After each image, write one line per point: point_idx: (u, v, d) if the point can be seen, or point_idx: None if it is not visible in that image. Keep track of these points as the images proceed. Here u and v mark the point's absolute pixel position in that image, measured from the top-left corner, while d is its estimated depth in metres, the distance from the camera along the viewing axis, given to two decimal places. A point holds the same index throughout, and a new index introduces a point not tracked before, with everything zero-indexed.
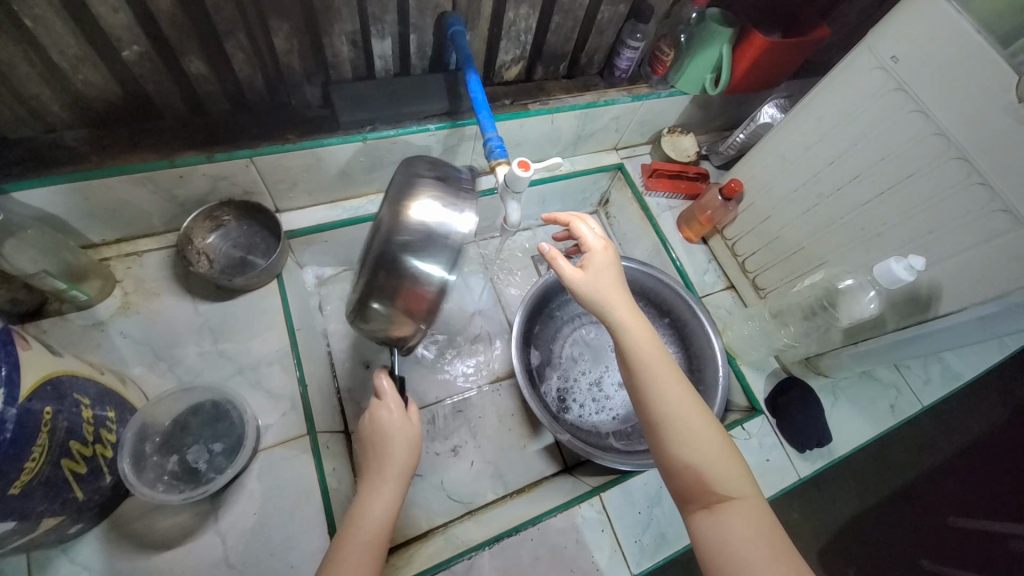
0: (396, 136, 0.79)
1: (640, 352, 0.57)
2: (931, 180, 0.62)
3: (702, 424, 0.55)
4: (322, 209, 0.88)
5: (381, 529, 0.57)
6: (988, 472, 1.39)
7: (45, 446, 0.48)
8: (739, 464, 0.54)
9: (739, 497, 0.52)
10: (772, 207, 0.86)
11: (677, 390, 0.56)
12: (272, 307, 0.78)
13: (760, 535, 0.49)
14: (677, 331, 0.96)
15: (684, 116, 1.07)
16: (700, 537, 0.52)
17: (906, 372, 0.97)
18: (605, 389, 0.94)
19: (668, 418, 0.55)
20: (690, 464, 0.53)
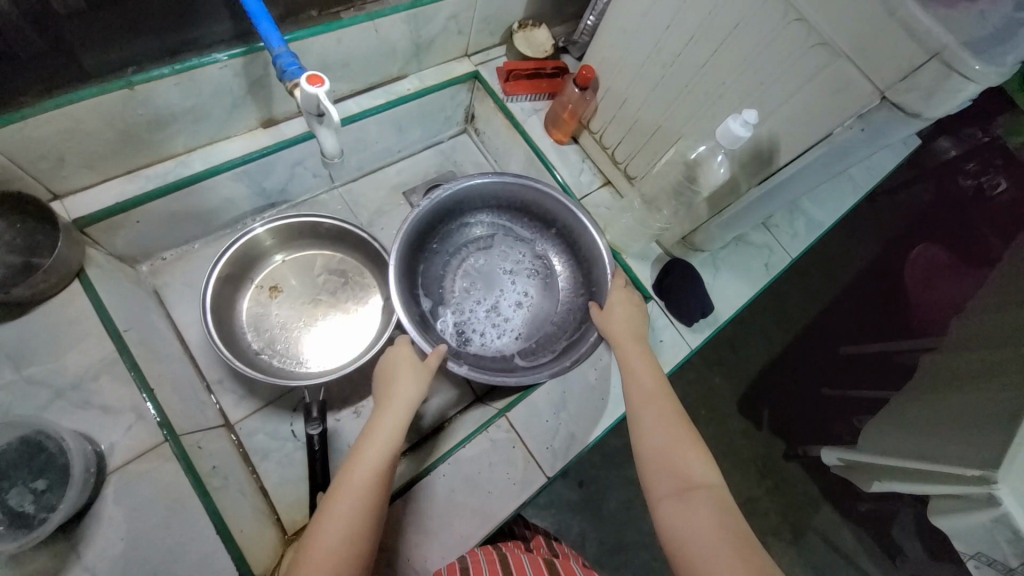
0: (175, 75, 0.64)
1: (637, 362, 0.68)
2: (755, 25, 0.60)
3: (676, 419, 0.60)
4: (117, 185, 0.73)
5: (381, 470, 0.55)
6: (873, 301, 1.57)
7: None
8: (709, 460, 0.57)
9: (707, 485, 0.54)
10: (626, 89, 0.82)
11: (662, 394, 0.63)
12: (84, 312, 0.65)
13: (724, 523, 0.50)
14: (565, 243, 0.94)
15: (531, 5, 0.97)
16: (667, 522, 0.53)
17: (776, 231, 1.03)
18: (508, 312, 0.91)
19: (648, 414, 0.61)
20: (661, 445, 0.58)
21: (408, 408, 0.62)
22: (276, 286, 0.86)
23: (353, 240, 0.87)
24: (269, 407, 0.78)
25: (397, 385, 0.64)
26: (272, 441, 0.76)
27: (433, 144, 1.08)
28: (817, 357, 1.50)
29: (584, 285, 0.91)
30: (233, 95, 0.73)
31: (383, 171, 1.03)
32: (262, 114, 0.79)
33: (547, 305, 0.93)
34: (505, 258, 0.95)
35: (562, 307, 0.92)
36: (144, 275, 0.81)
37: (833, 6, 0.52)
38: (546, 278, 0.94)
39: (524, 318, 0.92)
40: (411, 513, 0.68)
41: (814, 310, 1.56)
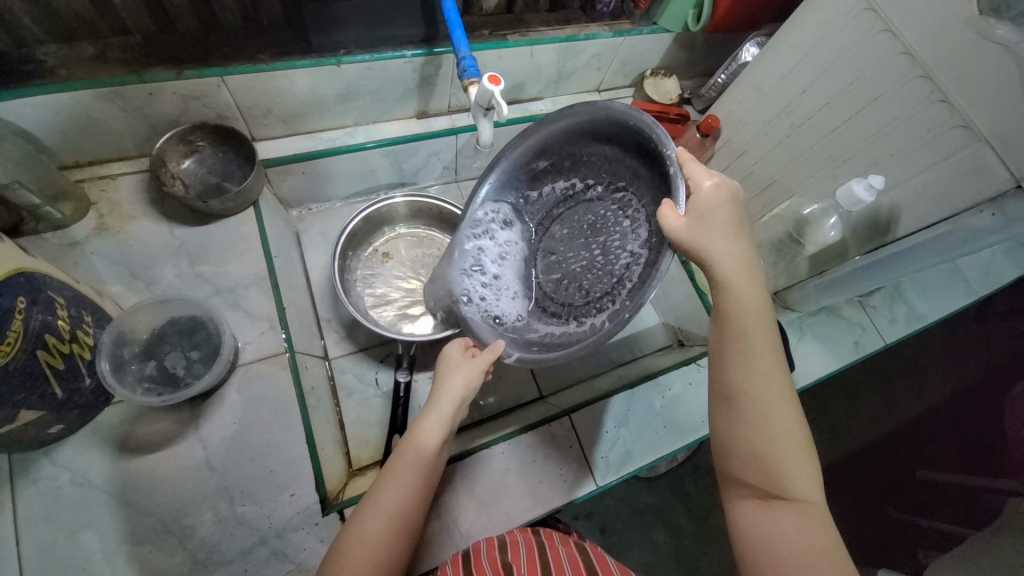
0: (371, 61, 0.78)
1: (738, 315, 0.52)
2: (896, 100, 0.63)
3: (782, 409, 0.51)
4: (298, 140, 0.88)
5: (427, 455, 0.61)
6: (964, 428, 1.42)
7: (19, 334, 0.51)
8: (812, 465, 0.51)
9: (804, 497, 0.50)
10: (747, 142, 0.87)
11: (766, 371, 0.52)
12: (249, 233, 0.79)
13: (812, 541, 0.48)
14: (594, 158, 0.65)
15: (667, 56, 1.06)
16: (742, 518, 0.52)
17: (871, 311, 1.01)
18: (557, 273, 0.69)
19: (747, 399, 0.52)
20: (758, 443, 0.51)
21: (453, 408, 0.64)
22: (388, 253, 0.97)
23: None
24: (362, 354, 0.87)
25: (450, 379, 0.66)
26: (357, 383, 0.85)
27: None
28: (891, 465, 1.40)
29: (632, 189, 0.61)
30: (405, 86, 0.86)
31: None
32: (420, 106, 0.92)
33: (606, 242, 0.64)
34: (538, 218, 0.71)
35: (621, 239, 0.63)
36: (292, 218, 0.95)
37: (982, 93, 0.55)
38: (596, 214, 0.66)
39: (581, 271, 0.66)
40: (465, 476, 0.73)
41: (894, 419, 1.47)
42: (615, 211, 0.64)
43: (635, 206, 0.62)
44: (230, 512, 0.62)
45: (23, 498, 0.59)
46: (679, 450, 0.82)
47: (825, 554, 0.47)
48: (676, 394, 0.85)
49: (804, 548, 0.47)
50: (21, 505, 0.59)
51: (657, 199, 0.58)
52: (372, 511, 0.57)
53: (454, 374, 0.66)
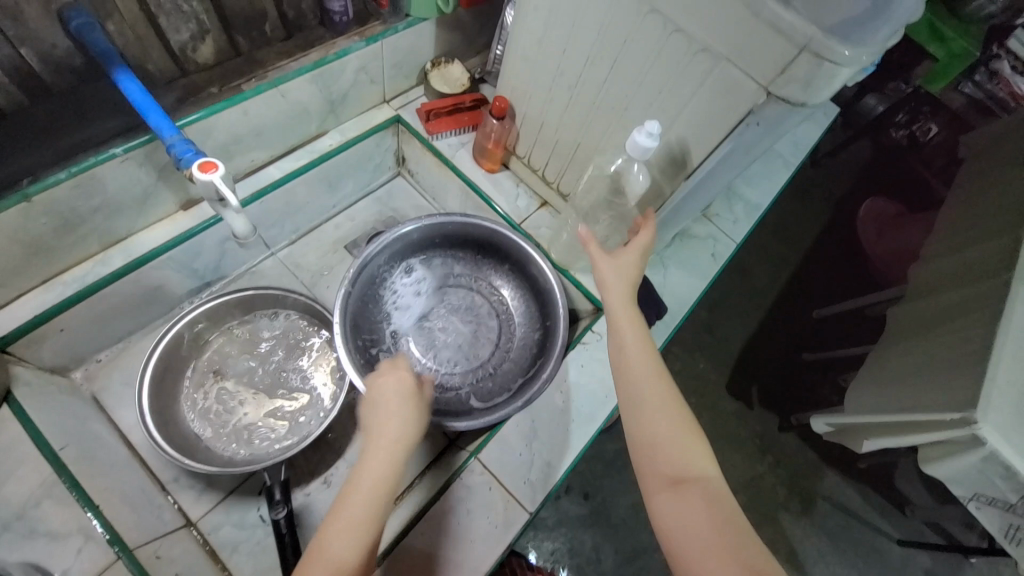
0: (71, 176, 0.62)
1: (633, 339, 0.62)
2: (641, 40, 0.61)
3: (671, 413, 0.58)
4: (34, 297, 0.70)
5: (350, 540, 0.50)
6: (835, 261, 1.61)
7: None
8: (705, 449, 0.57)
9: (704, 479, 0.55)
10: (538, 113, 0.83)
11: (661, 383, 0.60)
12: (11, 439, 0.62)
13: (716, 517, 0.52)
14: (494, 270, 0.94)
15: (439, 43, 0.99)
16: (660, 512, 0.54)
17: (717, 219, 1.06)
18: (433, 345, 0.90)
19: (644, 404, 0.59)
20: (654, 434, 0.57)
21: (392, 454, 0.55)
22: (221, 368, 0.84)
23: (297, 303, 0.86)
24: (233, 497, 0.76)
25: (389, 411, 0.58)
26: (239, 532, 0.74)
27: (368, 193, 1.07)
28: (788, 327, 1.53)
29: (518, 312, 0.92)
30: (143, 185, 0.71)
31: (321, 228, 1.02)
32: (179, 197, 0.78)
33: (486, 327, 0.92)
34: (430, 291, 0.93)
35: (499, 332, 0.92)
36: (77, 383, 0.79)
37: (705, 15, 0.54)
38: (483, 302, 0.94)
39: (464, 345, 0.90)
40: None
41: (779, 282, 1.59)
42: (497, 316, 0.93)
43: (514, 319, 0.92)
44: None
45: None
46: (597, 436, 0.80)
47: (732, 534, 0.51)
48: (573, 382, 0.83)
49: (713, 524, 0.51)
50: None
51: (537, 323, 0.90)
52: None
53: (388, 417, 0.57)
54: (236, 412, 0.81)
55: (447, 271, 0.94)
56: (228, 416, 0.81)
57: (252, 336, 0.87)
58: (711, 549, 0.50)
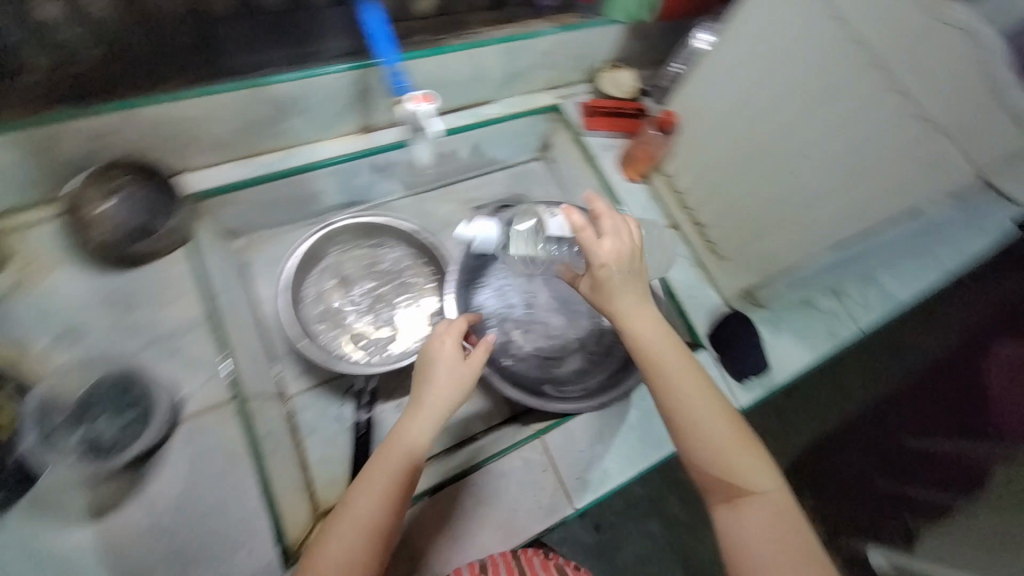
0: (299, 79, 0.72)
1: (668, 365, 0.61)
2: (852, 91, 0.61)
3: (723, 426, 0.59)
4: (231, 167, 0.82)
5: (399, 467, 0.61)
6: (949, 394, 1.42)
7: None
8: (764, 462, 0.59)
9: (761, 489, 0.58)
10: (702, 137, 0.85)
11: (713, 405, 0.60)
12: (183, 274, 0.73)
13: (772, 527, 0.57)
14: None
15: (620, 47, 1.02)
16: (721, 525, 0.59)
17: (848, 300, 0.99)
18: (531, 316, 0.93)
19: (697, 423, 0.59)
20: (712, 456, 0.59)
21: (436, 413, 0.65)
22: (343, 279, 0.93)
23: (421, 244, 0.94)
24: (322, 389, 0.85)
25: (434, 379, 0.66)
26: (319, 420, 0.83)
27: (507, 167, 1.09)
28: (875, 436, 1.38)
29: None
30: (342, 101, 0.81)
31: (456, 185, 1.08)
32: (361, 121, 0.87)
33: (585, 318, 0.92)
34: None
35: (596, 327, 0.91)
36: (237, 247, 0.89)
37: (935, 83, 0.54)
38: None
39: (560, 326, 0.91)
40: (436, 514, 0.70)
41: (881, 388, 1.44)
42: None
43: None
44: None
45: None
46: (658, 462, 0.80)
47: (787, 540, 0.56)
48: (652, 406, 0.82)
49: (772, 534, 0.56)
50: None
51: None
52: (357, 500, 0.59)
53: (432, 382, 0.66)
54: (346, 316, 0.91)
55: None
56: (339, 317, 0.90)
57: (376, 260, 0.95)
58: (770, 557, 0.55)
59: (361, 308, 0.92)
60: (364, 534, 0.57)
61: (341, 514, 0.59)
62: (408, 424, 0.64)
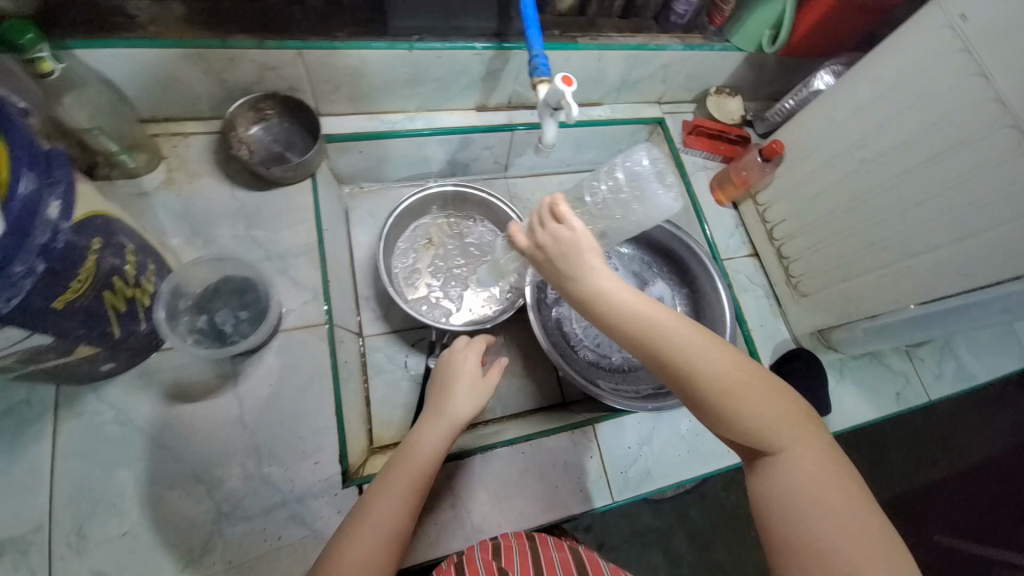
0: (442, 50, 0.79)
1: (667, 334, 0.48)
2: (983, 147, 0.61)
3: (735, 372, 0.47)
4: (360, 119, 0.89)
5: (422, 465, 0.60)
6: (989, 497, 1.32)
7: (90, 273, 0.50)
8: (793, 412, 0.48)
9: (796, 445, 0.47)
10: (808, 173, 0.86)
11: (727, 365, 0.47)
12: (304, 204, 0.80)
13: (821, 489, 0.45)
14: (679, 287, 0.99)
15: (734, 76, 1.04)
16: (762, 495, 0.48)
17: (919, 364, 0.97)
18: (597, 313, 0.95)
19: (711, 393, 0.47)
20: (738, 419, 0.47)
21: (455, 425, 0.65)
22: (432, 240, 0.96)
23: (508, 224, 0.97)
24: (397, 336, 0.88)
25: (455, 390, 0.66)
26: (387, 364, 0.86)
27: (598, 169, 1.16)
28: (928, 521, 1.29)
29: None
30: (471, 77, 0.86)
31: (547, 177, 1.12)
32: (480, 99, 0.93)
33: None
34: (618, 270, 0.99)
35: None
36: (343, 193, 0.96)
37: None
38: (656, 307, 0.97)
39: None
40: (486, 473, 0.73)
41: (945, 471, 1.34)
42: None
43: None
44: (257, 470, 0.65)
45: (64, 429, 0.62)
46: (702, 476, 0.81)
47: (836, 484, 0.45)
48: None
49: (822, 498, 0.44)
50: (65, 436, 0.62)
51: None
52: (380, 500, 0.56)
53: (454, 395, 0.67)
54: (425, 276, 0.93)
55: (644, 260, 1.01)
56: (418, 275, 0.93)
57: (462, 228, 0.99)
58: (819, 520, 0.44)
59: (441, 271, 0.94)
60: (391, 547, 0.54)
61: (365, 518, 0.54)
62: (425, 432, 0.63)
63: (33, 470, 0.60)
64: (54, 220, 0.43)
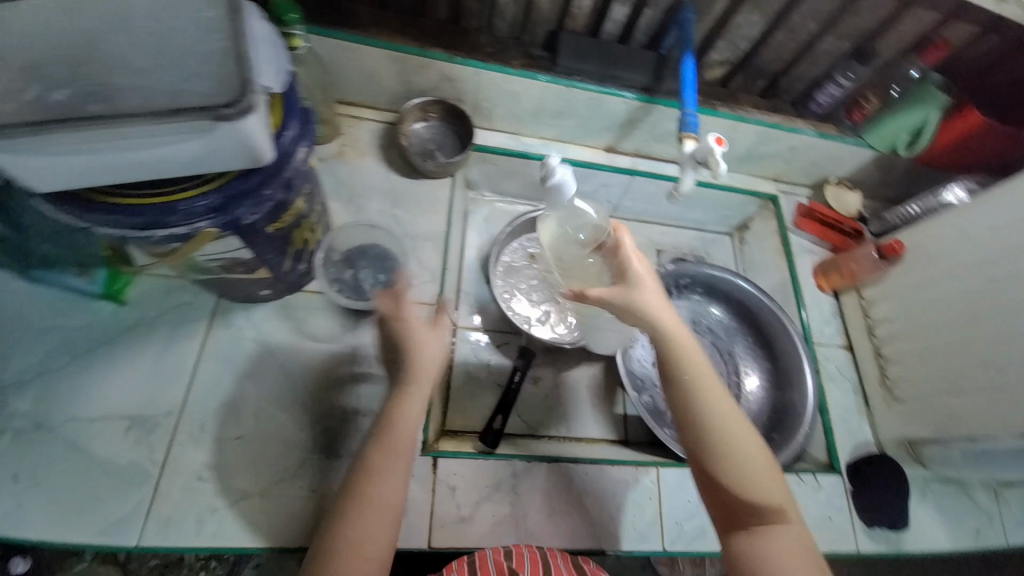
0: (597, 93, 0.88)
1: (704, 384, 0.58)
2: None
3: (758, 444, 0.57)
4: (502, 137, 0.99)
5: (396, 459, 0.56)
6: None
7: (297, 210, 0.59)
8: (782, 492, 0.56)
9: (780, 519, 0.55)
10: (926, 280, 0.86)
11: (739, 426, 0.57)
12: (442, 198, 0.90)
13: (792, 555, 0.53)
14: (761, 359, 0.99)
15: (859, 171, 1.06)
16: (738, 553, 0.55)
17: (1010, 508, 0.90)
18: None
19: (724, 446, 0.56)
20: (740, 478, 0.55)
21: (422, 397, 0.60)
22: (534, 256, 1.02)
23: None
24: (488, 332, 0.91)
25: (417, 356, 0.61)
26: None
27: (700, 229, 1.15)
28: None
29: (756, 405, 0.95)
30: (611, 121, 0.95)
31: (648, 226, 1.13)
32: (612, 142, 1.01)
33: None
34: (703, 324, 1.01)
35: None
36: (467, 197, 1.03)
37: None
38: (732, 372, 0.97)
39: None
40: (548, 482, 0.76)
41: None
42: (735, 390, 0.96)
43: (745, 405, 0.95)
44: (354, 416, 0.71)
45: (212, 336, 0.72)
46: None
47: (811, 563, 0.54)
48: None
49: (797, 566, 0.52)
50: (211, 342, 0.72)
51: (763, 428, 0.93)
52: (365, 508, 0.53)
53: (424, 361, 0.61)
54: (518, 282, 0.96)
55: (729, 327, 1.01)
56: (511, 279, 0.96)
57: None
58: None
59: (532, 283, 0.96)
60: (388, 524, 0.53)
61: (370, 500, 0.53)
62: (397, 414, 0.58)
63: (181, 363, 0.70)
64: (300, 162, 0.52)
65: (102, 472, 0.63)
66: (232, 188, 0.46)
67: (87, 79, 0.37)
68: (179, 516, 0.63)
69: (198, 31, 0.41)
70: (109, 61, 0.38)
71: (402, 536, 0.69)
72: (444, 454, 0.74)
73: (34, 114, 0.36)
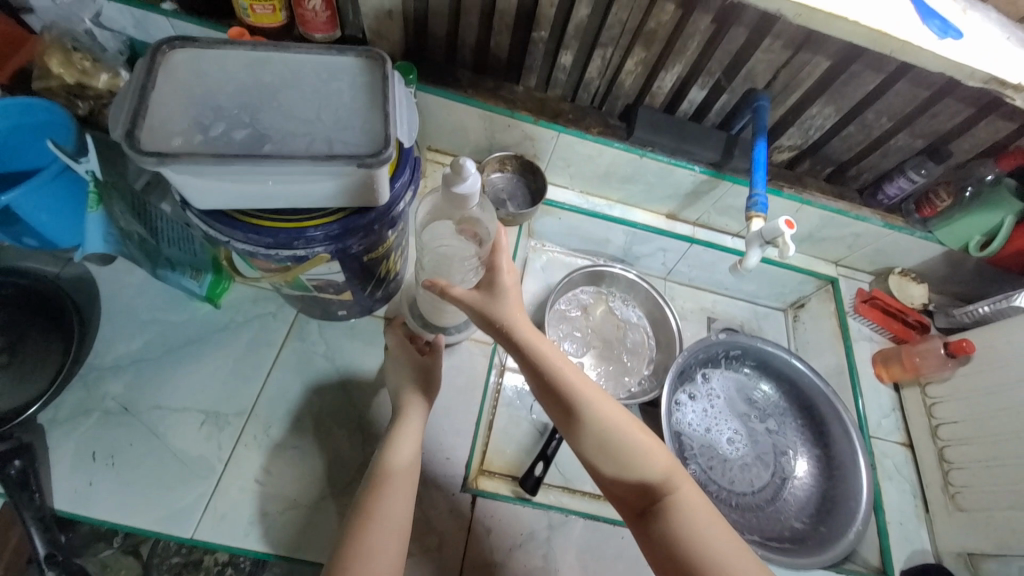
0: (667, 164, 0.93)
1: (566, 373, 0.58)
2: None
3: (627, 419, 0.58)
4: (570, 194, 1.05)
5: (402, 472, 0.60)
6: None
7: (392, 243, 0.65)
8: (666, 458, 0.57)
9: (677, 488, 0.55)
10: (1000, 385, 0.82)
11: (607, 406, 0.58)
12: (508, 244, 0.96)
13: (698, 524, 0.52)
14: (812, 445, 0.95)
15: (925, 264, 1.05)
16: (653, 542, 0.54)
17: None
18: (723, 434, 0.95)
19: (605, 437, 0.56)
20: (629, 462, 0.56)
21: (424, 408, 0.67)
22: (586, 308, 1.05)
23: (660, 321, 1.03)
24: None
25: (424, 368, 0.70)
26: None
27: (753, 303, 1.15)
28: None
29: (802, 493, 0.92)
30: (677, 190, 0.99)
31: (700, 293, 1.15)
32: (674, 209, 1.05)
33: (764, 470, 0.93)
34: (752, 399, 0.99)
35: (767, 483, 0.92)
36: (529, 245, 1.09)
37: None
38: (779, 454, 0.95)
39: (738, 461, 0.93)
40: (582, 539, 0.75)
41: None
42: (781, 474, 0.93)
43: (790, 491, 0.92)
44: None
45: (288, 347, 0.78)
46: None
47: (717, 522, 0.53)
48: None
49: (702, 529, 0.52)
50: (285, 352, 0.77)
51: (809, 519, 0.89)
52: (374, 521, 0.56)
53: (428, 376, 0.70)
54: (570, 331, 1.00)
55: (780, 405, 0.99)
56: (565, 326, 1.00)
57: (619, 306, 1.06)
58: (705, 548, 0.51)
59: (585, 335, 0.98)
60: (397, 537, 0.55)
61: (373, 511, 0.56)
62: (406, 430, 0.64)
63: (257, 369, 0.76)
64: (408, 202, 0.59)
65: (173, 460, 0.68)
66: (350, 221, 0.53)
67: (261, 125, 0.45)
68: (234, 513, 0.66)
69: (352, 92, 0.49)
70: (280, 112, 0.47)
71: (434, 569, 0.69)
72: (485, 494, 0.75)
73: (217, 146, 0.44)
